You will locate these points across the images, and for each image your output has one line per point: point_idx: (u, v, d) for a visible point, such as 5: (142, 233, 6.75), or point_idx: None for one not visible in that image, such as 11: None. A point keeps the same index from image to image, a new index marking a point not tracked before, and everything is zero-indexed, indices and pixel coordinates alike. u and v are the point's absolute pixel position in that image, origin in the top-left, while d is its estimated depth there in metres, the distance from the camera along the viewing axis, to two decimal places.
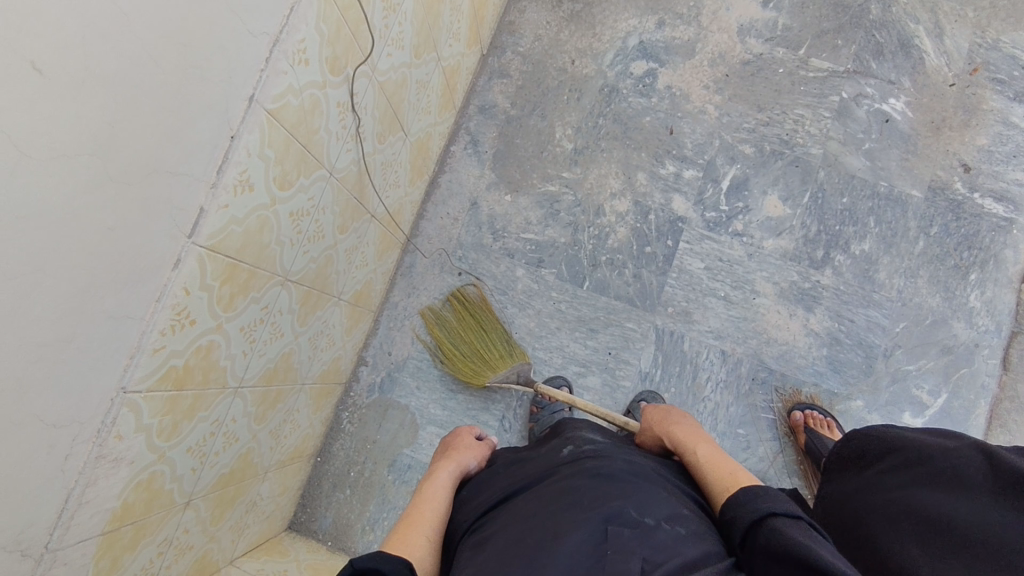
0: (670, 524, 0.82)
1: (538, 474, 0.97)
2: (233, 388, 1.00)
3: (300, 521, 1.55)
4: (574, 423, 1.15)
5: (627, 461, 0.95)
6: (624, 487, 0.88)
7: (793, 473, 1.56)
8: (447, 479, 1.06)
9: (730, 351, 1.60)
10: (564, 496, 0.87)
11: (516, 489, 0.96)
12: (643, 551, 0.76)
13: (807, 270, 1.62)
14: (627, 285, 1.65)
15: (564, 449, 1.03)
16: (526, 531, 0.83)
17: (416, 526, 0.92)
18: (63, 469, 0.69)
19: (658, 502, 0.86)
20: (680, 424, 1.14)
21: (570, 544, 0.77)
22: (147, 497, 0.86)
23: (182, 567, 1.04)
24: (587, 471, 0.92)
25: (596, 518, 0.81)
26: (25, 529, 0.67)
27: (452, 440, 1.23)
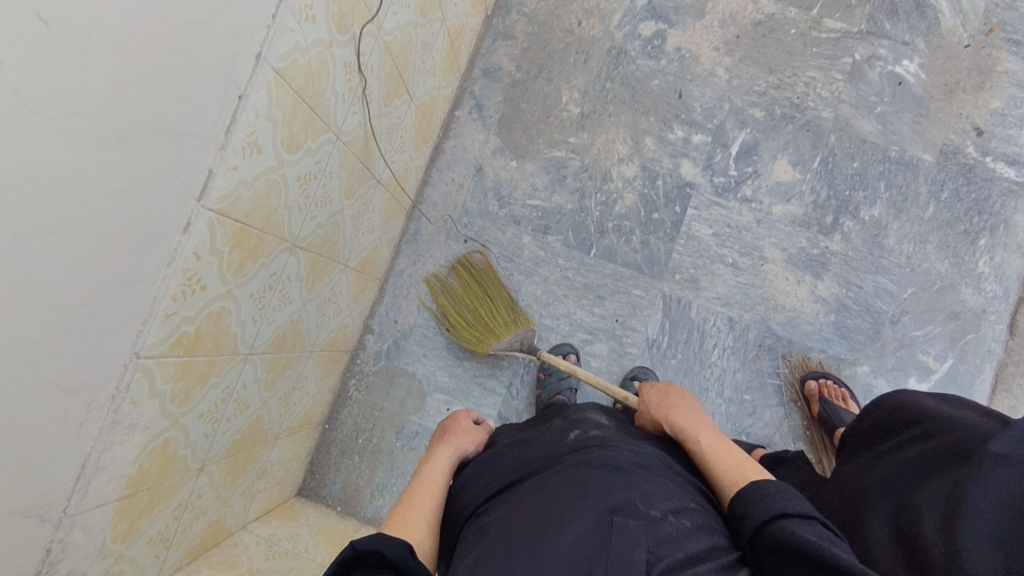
0: (676, 517, 0.81)
1: (543, 459, 0.96)
2: (243, 355, 0.99)
3: (310, 487, 1.57)
4: (581, 408, 1.16)
5: (635, 450, 0.94)
6: (630, 478, 0.86)
7: (798, 437, 1.58)
8: (443, 467, 1.04)
9: (738, 317, 1.60)
10: (563, 487, 0.85)
11: (516, 478, 0.94)
12: (647, 543, 0.75)
13: (816, 236, 1.61)
14: (635, 252, 1.63)
15: (571, 434, 1.02)
16: (529, 517, 0.81)
17: (412, 513, 0.89)
18: (79, 435, 0.69)
19: (664, 491, 0.86)
20: (682, 409, 1.10)
21: (574, 534, 0.75)
22: (162, 462, 0.86)
23: (197, 531, 1.05)
24: (594, 461, 0.90)
25: (601, 508, 0.79)
26: (44, 494, 0.67)
27: (449, 426, 1.19)
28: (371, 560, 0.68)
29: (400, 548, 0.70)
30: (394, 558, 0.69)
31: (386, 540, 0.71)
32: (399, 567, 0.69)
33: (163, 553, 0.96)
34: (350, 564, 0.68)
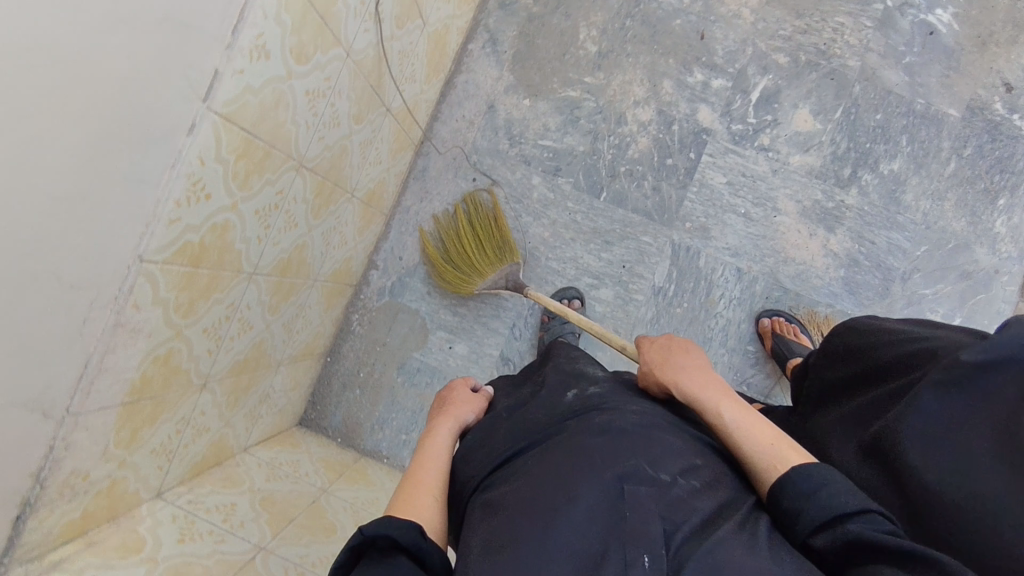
0: (687, 478, 0.71)
1: (541, 425, 0.84)
2: (248, 274, 0.98)
3: (311, 418, 1.59)
4: (577, 361, 1.04)
5: (638, 410, 0.82)
6: (636, 443, 0.74)
7: (770, 374, 1.58)
8: (444, 445, 0.90)
9: (746, 268, 1.58)
10: (563, 457, 0.72)
11: (517, 451, 0.81)
12: (662, 510, 0.65)
13: (832, 189, 1.58)
14: (646, 198, 1.60)
15: (569, 393, 0.91)
16: (533, 491, 0.69)
17: (417, 491, 0.77)
18: (82, 334, 0.68)
19: (671, 450, 0.74)
20: (683, 368, 0.90)
21: (585, 510, 0.64)
22: (166, 373, 0.86)
23: (199, 447, 1.06)
24: (594, 425, 0.78)
25: (608, 478, 0.68)
26: (48, 389, 0.66)
27: (444, 397, 1.04)
28: (381, 544, 0.62)
29: (409, 530, 0.63)
30: (406, 544, 0.62)
31: (395, 520, 0.64)
32: (411, 551, 0.62)
33: (165, 464, 0.96)
34: (361, 549, 0.62)
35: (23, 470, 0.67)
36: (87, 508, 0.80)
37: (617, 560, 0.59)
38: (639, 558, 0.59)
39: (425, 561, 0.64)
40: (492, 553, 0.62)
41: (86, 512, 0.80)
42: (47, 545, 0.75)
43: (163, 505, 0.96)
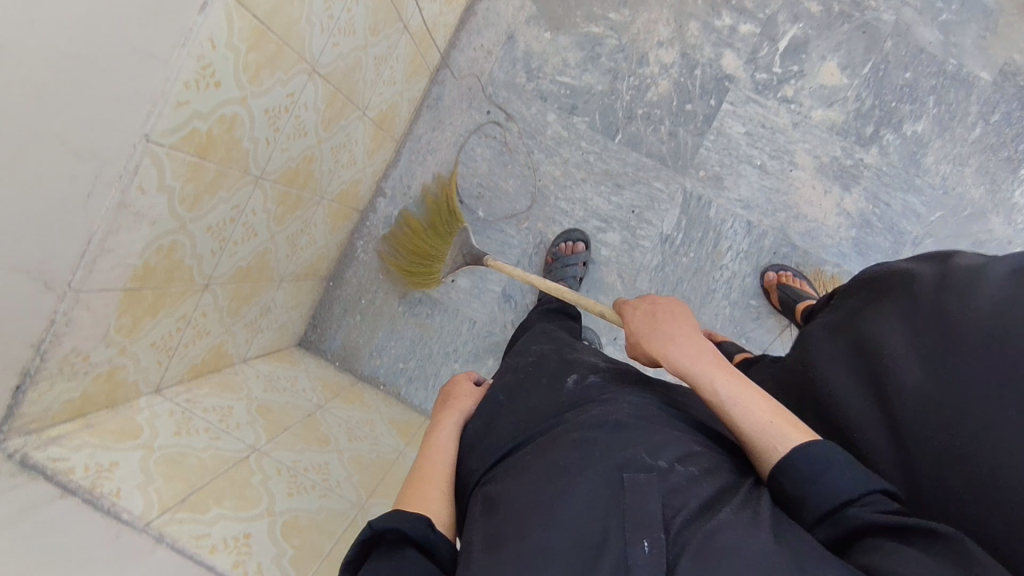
0: (685, 464, 0.66)
1: (541, 416, 0.79)
2: (254, 177, 0.97)
3: (311, 340, 1.60)
4: (579, 347, 0.99)
5: (636, 398, 0.77)
6: (635, 431, 0.69)
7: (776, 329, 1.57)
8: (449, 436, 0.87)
9: (757, 222, 1.56)
10: (565, 448, 0.68)
11: (518, 443, 0.76)
12: (663, 494, 0.60)
13: (852, 146, 1.54)
14: (661, 143, 1.57)
15: (566, 381, 0.85)
16: (533, 485, 0.64)
17: (426, 484, 0.75)
18: (85, 208, 0.67)
19: (670, 436, 0.69)
20: (671, 334, 0.81)
21: (584, 497, 0.60)
22: (168, 266, 0.85)
23: (200, 350, 1.07)
24: (591, 416, 0.73)
25: (606, 464, 0.63)
26: (50, 260, 0.66)
27: (448, 388, 1.01)
28: (390, 538, 0.60)
29: (418, 524, 0.62)
30: (413, 544, 0.60)
31: (405, 514, 0.62)
32: (420, 543, 0.61)
33: (165, 361, 0.97)
34: (368, 549, 0.60)
35: (23, 338, 0.68)
36: (86, 390, 0.81)
37: (617, 546, 0.56)
38: (637, 543, 0.55)
39: (435, 555, 0.62)
40: (493, 548, 0.59)
41: (85, 393, 0.81)
42: (46, 421, 0.76)
43: (162, 401, 0.97)
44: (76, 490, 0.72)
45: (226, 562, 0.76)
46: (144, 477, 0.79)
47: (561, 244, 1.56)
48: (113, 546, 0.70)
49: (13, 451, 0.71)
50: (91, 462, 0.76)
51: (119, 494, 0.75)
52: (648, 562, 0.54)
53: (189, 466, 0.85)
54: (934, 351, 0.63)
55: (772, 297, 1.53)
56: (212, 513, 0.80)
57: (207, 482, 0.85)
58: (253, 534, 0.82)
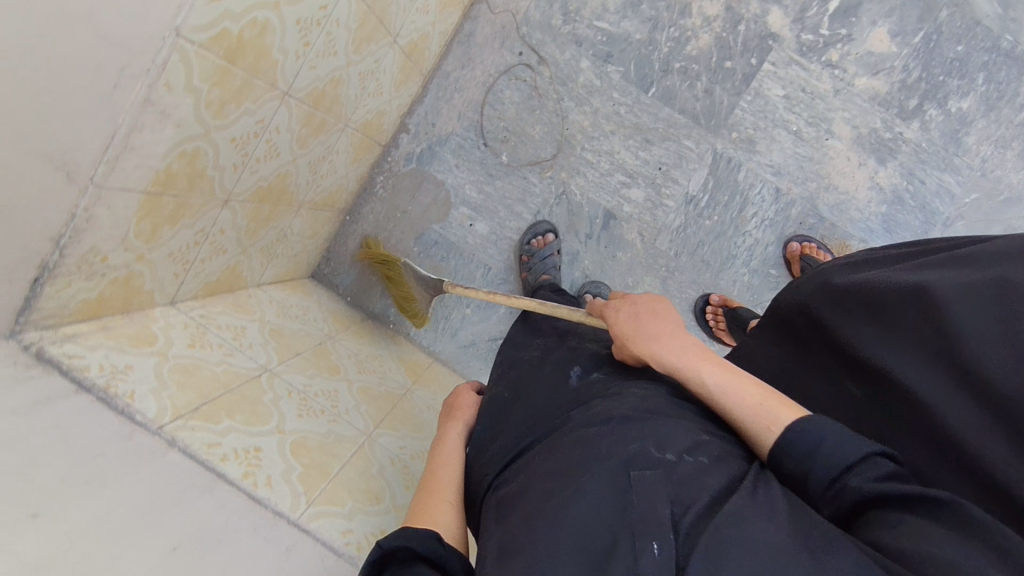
0: (692, 452, 0.64)
1: (548, 416, 0.81)
2: (281, 93, 0.93)
3: (323, 273, 1.58)
4: (577, 335, 1.01)
5: (640, 391, 0.77)
6: (638, 428, 0.68)
7: None
8: (456, 451, 0.89)
9: (786, 190, 1.53)
10: (570, 451, 0.68)
11: (525, 446, 0.77)
12: (670, 491, 0.59)
13: (893, 119, 1.49)
14: (696, 100, 1.51)
15: (571, 377, 0.88)
16: (541, 495, 0.64)
17: (435, 501, 0.76)
18: (110, 99, 0.65)
19: (673, 427, 0.68)
20: (650, 329, 0.82)
21: (591, 506, 0.59)
22: (191, 174, 0.83)
23: (215, 267, 1.05)
24: (596, 419, 0.72)
25: (610, 467, 0.62)
26: (73, 149, 0.64)
27: (450, 399, 1.02)
28: (402, 556, 0.60)
29: (427, 535, 0.62)
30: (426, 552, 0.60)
31: (413, 531, 0.62)
32: (431, 559, 0.60)
33: (182, 274, 0.96)
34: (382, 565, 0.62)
35: (43, 229, 0.66)
36: (103, 292, 0.80)
37: (627, 551, 0.54)
38: (647, 546, 0.54)
39: (446, 567, 0.61)
40: (506, 560, 0.58)
41: (102, 296, 0.80)
42: (62, 318, 0.75)
43: (176, 313, 0.96)
44: (90, 387, 0.72)
45: (235, 472, 0.76)
46: (157, 383, 0.78)
47: (532, 240, 1.53)
48: (124, 445, 0.69)
49: (30, 344, 0.71)
50: (106, 362, 0.76)
51: (133, 396, 0.74)
52: (657, 565, 0.52)
53: (203, 377, 0.85)
54: (939, 356, 0.59)
55: (793, 268, 1.51)
56: (224, 424, 0.80)
57: (219, 394, 0.84)
58: (263, 449, 0.82)
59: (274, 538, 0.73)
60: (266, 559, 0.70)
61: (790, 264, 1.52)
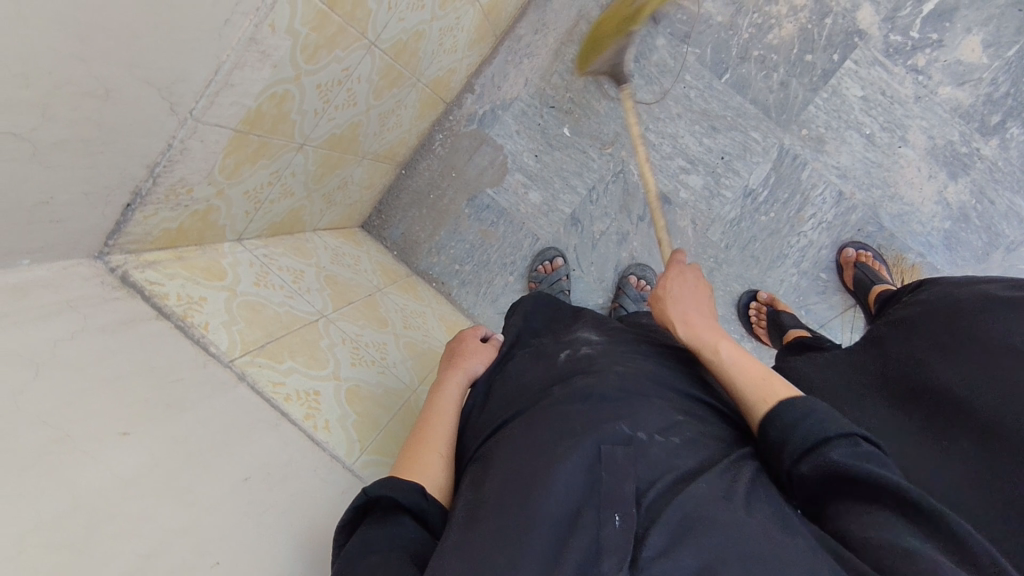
0: (664, 435, 0.63)
1: (533, 390, 0.78)
2: (368, 42, 0.93)
3: (374, 225, 1.59)
4: (575, 323, 0.97)
5: (622, 372, 0.74)
6: (615, 408, 0.67)
7: (843, 306, 1.51)
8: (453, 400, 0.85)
9: (849, 194, 1.48)
10: (548, 423, 0.66)
11: (509, 417, 0.75)
12: (638, 471, 0.58)
13: (972, 133, 1.44)
14: (769, 92, 1.46)
15: (560, 355, 0.84)
16: (514, 459, 0.62)
17: (425, 445, 0.74)
18: (219, 35, 0.65)
19: (649, 414, 0.66)
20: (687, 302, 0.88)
21: (561, 473, 0.57)
22: (277, 115, 0.83)
23: (280, 210, 1.06)
24: (577, 391, 0.70)
25: (584, 438, 0.60)
26: (179, 82, 0.65)
27: (456, 347, 0.97)
28: (385, 504, 0.62)
29: (413, 490, 0.63)
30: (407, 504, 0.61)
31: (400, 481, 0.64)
32: (413, 512, 0.62)
33: (252, 213, 0.97)
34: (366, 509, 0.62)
35: (142, 157, 0.68)
36: (183, 223, 0.82)
37: (590, 524, 0.53)
38: (609, 519, 0.53)
39: (427, 520, 0.63)
40: (472, 518, 0.57)
41: (181, 226, 0.82)
42: (144, 245, 0.78)
43: (242, 250, 0.97)
44: (170, 314, 0.74)
45: (298, 412, 0.78)
46: (228, 317, 0.80)
47: (539, 265, 1.53)
48: (200, 372, 0.71)
49: (116, 267, 0.74)
50: (183, 292, 0.78)
51: (208, 328, 0.76)
52: (619, 536, 0.52)
53: (267, 316, 0.87)
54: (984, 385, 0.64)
55: (845, 274, 1.47)
56: (286, 365, 0.82)
57: (282, 335, 0.87)
58: (322, 393, 0.84)
59: (331, 479, 0.76)
60: (323, 496, 0.73)
61: (843, 269, 1.47)
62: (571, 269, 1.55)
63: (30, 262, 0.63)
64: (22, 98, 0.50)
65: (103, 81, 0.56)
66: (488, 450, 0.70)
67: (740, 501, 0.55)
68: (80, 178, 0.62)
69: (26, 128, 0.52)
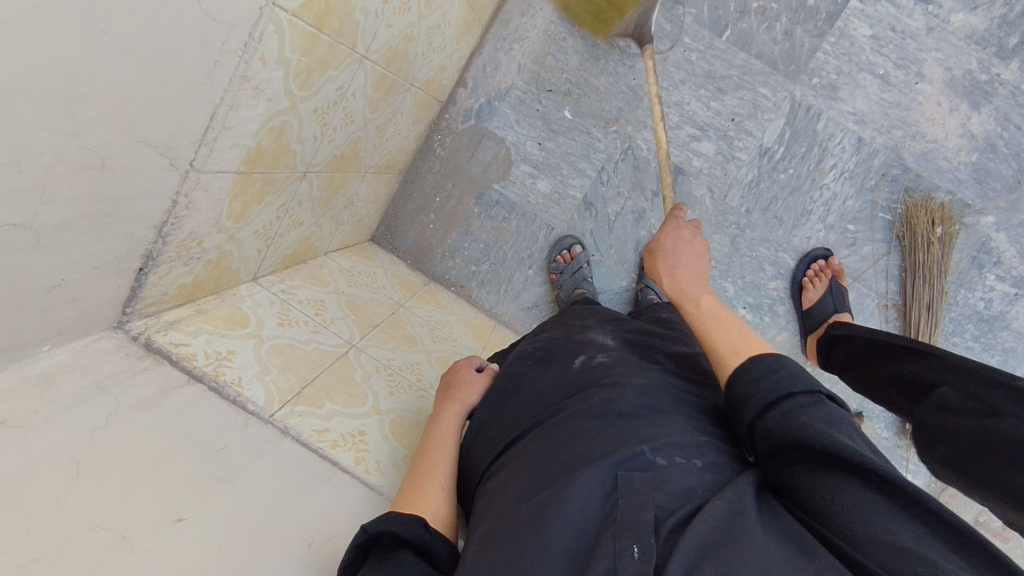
0: (687, 458, 0.60)
1: (547, 402, 0.76)
2: (360, 56, 0.88)
3: (382, 236, 1.54)
4: (588, 321, 0.93)
5: (642, 385, 0.70)
6: (644, 422, 0.64)
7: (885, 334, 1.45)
8: (451, 430, 0.82)
9: (869, 139, 1.39)
10: (562, 444, 0.64)
11: (520, 432, 0.73)
12: (659, 498, 0.54)
13: (990, 59, 1.34)
14: (773, 44, 1.37)
15: (574, 361, 0.81)
16: (526, 490, 0.61)
17: (424, 480, 0.72)
18: (210, 79, 0.60)
19: (674, 435, 0.63)
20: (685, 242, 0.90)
21: (578, 503, 0.55)
22: (277, 148, 0.79)
23: (290, 242, 1.01)
24: (592, 410, 0.68)
25: (601, 460, 0.59)
26: (175, 135, 0.60)
27: (449, 376, 0.92)
28: (386, 541, 0.59)
29: (415, 524, 0.61)
30: (409, 538, 0.59)
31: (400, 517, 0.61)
32: (416, 545, 0.60)
33: (264, 250, 0.93)
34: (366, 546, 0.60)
35: (148, 219, 0.63)
36: (198, 276, 0.78)
37: (607, 555, 0.50)
38: (627, 548, 0.50)
39: (433, 555, 0.61)
40: (486, 552, 0.57)
41: (197, 279, 0.78)
42: (163, 304, 0.74)
43: (261, 290, 0.93)
44: (201, 376, 0.71)
45: (348, 459, 0.75)
46: (260, 367, 0.77)
47: (557, 256, 1.45)
48: (243, 435, 0.69)
49: (138, 334, 0.70)
50: (210, 349, 0.75)
51: (242, 383, 0.74)
52: (637, 566, 0.48)
53: (298, 358, 0.84)
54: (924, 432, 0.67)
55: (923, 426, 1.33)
56: (327, 408, 0.79)
57: (316, 375, 0.83)
58: (367, 432, 0.81)
59: None
60: None
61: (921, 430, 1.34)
62: (591, 255, 1.49)
63: (52, 347, 0.60)
64: (19, 185, 0.46)
65: (97, 151, 0.52)
66: (501, 468, 0.70)
67: (761, 533, 0.50)
68: (89, 253, 0.58)
69: (26, 216, 0.49)
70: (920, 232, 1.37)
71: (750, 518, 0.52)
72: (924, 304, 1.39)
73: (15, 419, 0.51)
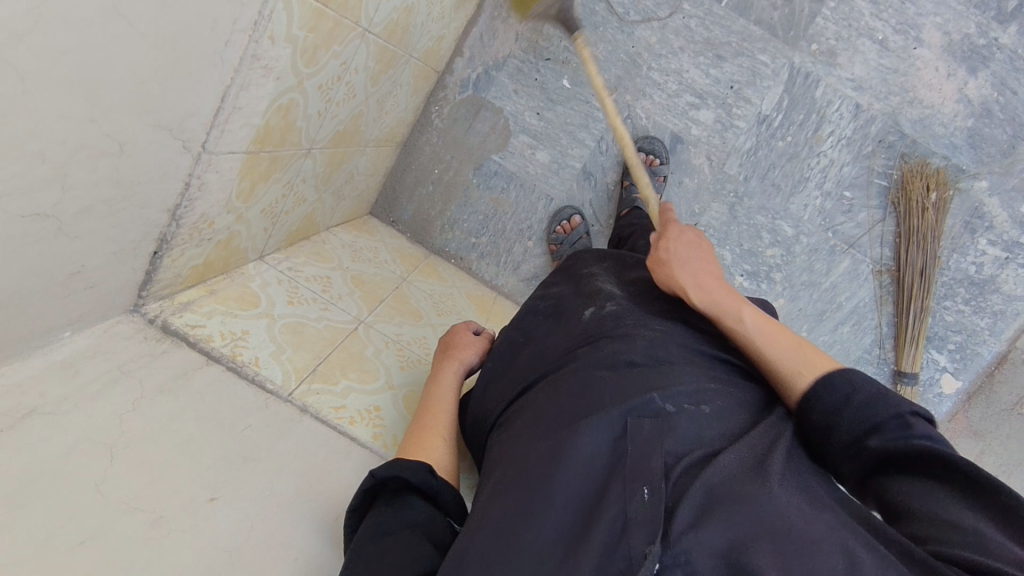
0: (694, 404, 0.61)
1: (555, 354, 0.76)
2: (362, 30, 0.86)
3: (381, 209, 1.53)
4: (592, 269, 0.91)
5: (651, 336, 0.72)
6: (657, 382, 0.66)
7: (872, 308, 1.40)
8: (450, 389, 0.83)
9: (866, 106, 1.32)
10: (569, 396, 0.65)
11: (532, 381, 0.74)
12: (668, 444, 0.56)
13: (988, 23, 1.26)
14: (773, 9, 1.31)
15: (583, 311, 0.81)
16: (536, 438, 0.61)
17: (427, 434, 0.72)
18: (221, 61, 0.59)
19: (681, 381, 0.65)
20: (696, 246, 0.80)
21: (589, 450, 0.56)
22: (283, 126, 0.78)
23: (295, 219, 1.00)
24: (606, 358, 0.69)
25: (611, 409, 0.60)
26: (188, 117, 0.59)
27: (446, 337, 0.93)
28: (393, 485, 0.60)
29: (422, 469, 0.62)
30: (417, 483, 0.60)
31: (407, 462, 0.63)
32: (423, 491, 0.61)
33: (270, 228, 0.92)
34: (374, 491, 0.61)
35: (163, 202, 0.63)
36: (208, 256, 0.78)
37: (617, 500, 0.51)
38: (638, 491, 0.51)
39: (437, 497, 0.62)
40: (496, 495, 0.57)
41: (207, 259, 0.78)
42: (176, 286, 0.75)
43: (267, 268, 0.93)
44: (219, 357, 0.72)
45: (366, 435, 0.77)
46: (275, 346, 0.78)
47: (557, 226, 1.44)
48: (264, 414, 0.70)
49: (154, 317, 0.71)
50: (225, 330, 0.75)
51: (259, 363, 0.75)
52: (646, 511, 0.49)
53: (311, 336, 0.84)
54: None
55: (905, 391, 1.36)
56: (342, 385, 0.81)
57: (328, 353, 0.84)
58: (382, 407, 0.82)
59: None
60: None
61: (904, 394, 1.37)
62: (590, 225, 1.47)
63: (72, 333, 0.61)
64: (41, 175, 0.46)
65: (115, 137, 0.51)
66: (513, 418, 0.70)
67: (780, 486, 0.52)
68: (107, 238, 0.59)
69: (47, 205, 0.49)
70: (914, 197, 1.30)
71: (768, 470, 0.54)
72: (917, 269, 1.33)
73: (45, 406, 0.54)
